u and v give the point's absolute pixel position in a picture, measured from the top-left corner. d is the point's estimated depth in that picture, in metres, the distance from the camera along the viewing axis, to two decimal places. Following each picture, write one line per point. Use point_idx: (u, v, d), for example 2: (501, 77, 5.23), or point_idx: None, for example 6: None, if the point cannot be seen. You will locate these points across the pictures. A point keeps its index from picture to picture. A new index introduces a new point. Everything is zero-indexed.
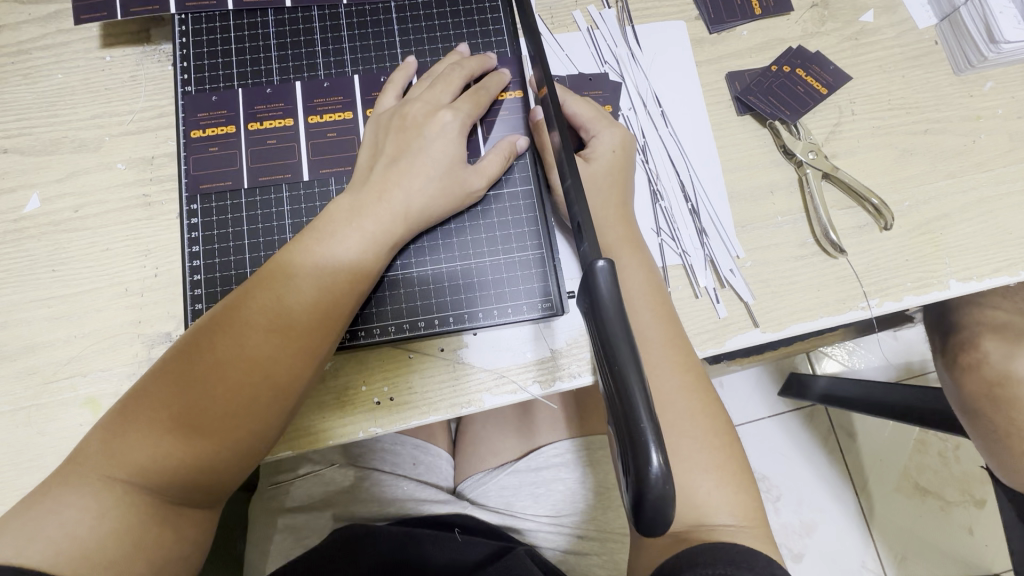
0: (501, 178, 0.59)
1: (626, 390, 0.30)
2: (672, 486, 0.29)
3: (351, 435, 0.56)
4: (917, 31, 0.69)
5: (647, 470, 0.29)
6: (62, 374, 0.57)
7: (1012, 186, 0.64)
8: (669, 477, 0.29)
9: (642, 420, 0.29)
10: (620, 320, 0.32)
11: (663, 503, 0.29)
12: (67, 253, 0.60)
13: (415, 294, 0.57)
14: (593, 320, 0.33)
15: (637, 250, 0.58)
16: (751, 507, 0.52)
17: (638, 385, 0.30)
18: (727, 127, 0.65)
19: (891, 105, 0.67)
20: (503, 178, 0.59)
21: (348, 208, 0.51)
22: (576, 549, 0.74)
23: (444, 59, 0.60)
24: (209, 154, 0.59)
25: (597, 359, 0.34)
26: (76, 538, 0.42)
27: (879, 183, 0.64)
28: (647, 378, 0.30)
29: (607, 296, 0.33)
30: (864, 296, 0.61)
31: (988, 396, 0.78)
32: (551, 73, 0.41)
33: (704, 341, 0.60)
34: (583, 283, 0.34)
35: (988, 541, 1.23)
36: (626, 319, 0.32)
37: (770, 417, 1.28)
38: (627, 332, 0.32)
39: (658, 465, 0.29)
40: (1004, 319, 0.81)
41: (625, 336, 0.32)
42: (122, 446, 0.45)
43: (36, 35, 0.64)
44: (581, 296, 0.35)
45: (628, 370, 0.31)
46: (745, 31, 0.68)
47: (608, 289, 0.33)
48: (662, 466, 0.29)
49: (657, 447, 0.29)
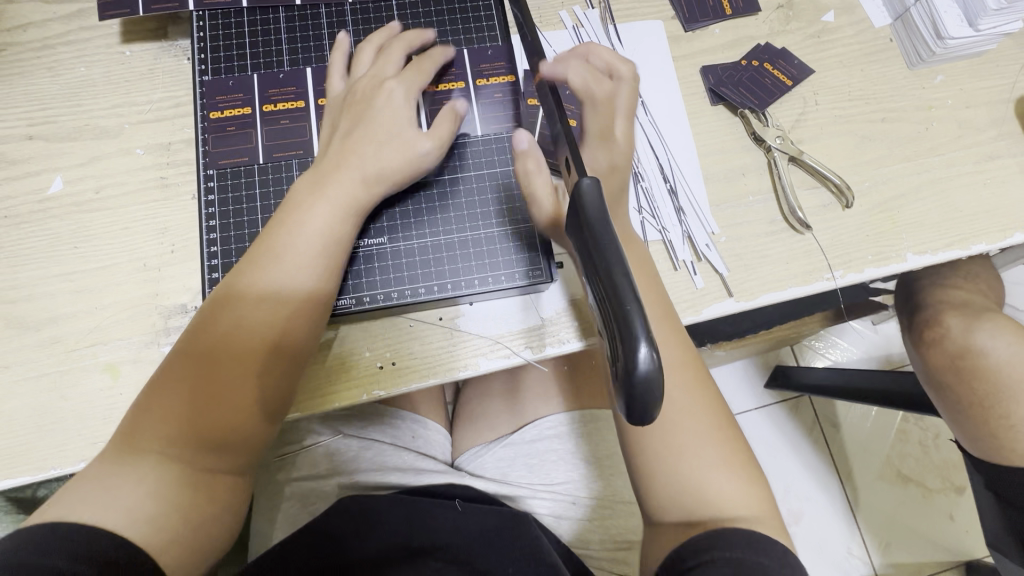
0: (453, 157, 0.64)
1: (620, 300, 0.31)
2: (662, 375, 0.30)
3: (355, 397, 0.60)
4: (873, 29, 0.75)
5: (636, 356, 0.30)
6: (84, 343, 0.61)
7: (962, 168, 0.70)
8: (658, 365, 0.30)
9: (633, 317, 0.31)
10: (603, 224, 0.35)
11: (652, 390, 0.30)
12: (88, 232, 0.64)
13: (415, 264, 0.62)
14: (579, 227, 0.36)
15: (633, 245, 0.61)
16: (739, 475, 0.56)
17: (622, 274, 0.32)
18: (702, 116, 0.71)
19: (851, 96, 0.73)
20: (456, 156, 0.64)
21: (315, 183, 0.56)
22: (574, 514, 0.79)
23: (375, 38, 0.65)
24: (226, 134, 0.64)
25: (588, 275, 0.35)
26: (121, 498, 0.46)
27: (841, 167, 0.70)
28: (635, 281, 0.32)
29: (590, 203, 0.36)
30: (829, 268, 0.66)
31: (952, 368, 0.83)
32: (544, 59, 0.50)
33: (683, 309, 0.65)
34: (572, 203, 0.37)
35: (969, 526, 1.28)
36: (618, 246, 0.34)
37: (756, 408, 1.33)
38: (614, 235, 0.35)
39: (646, 354, 0.30)
40: (963, 297, 0.88)
41: (612, 239, 0.34)
42: (144, 425, 0.49)
43: (60, 32, 0.69)
44: (569, 221, 0.38)
45: (615, 269, 0.33)
46: (717, 30, 0.74)
47: (592, 197, 0.36)
48: (651, 356, 0.30)
49: (647, 340, 0.30)
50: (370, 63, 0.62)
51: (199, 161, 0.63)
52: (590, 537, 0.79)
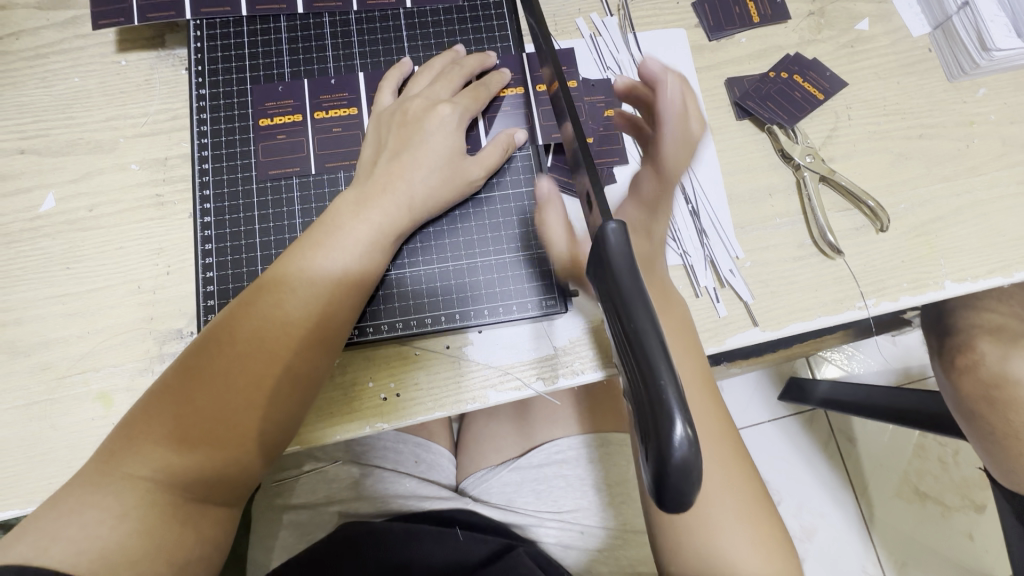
0: (492, 180, 0.61)
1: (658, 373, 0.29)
2: (699, 457, 0.28)
3: (357, 431, 0.57)
4: (911, 38, 0.70)
5: (671, 439, 0.28)
6: (76, 369, 0.58)
7: (1005, 189, 0.66)
8: (695, 447, 0.28)
9: (666, 391, 0.28)
10: (632, 276, 0.32)
11: (686, 476, 0.28)
12: (81, 252, 0.61)
13: (421, 292, 0.58)
14: (603, 282, 0.34)
15: (670, 303, 0.57)
16: (759, 524, 0.52)
17: (655, 339, 0.30)
18: (727, 131, 0.67)
19: (886, 111, 0.68)
20: (494, 180, 0.61)
21: (355, 202, 0.53)
22: (581, 545, 0.75)
23: (441, 57, 0.62)
24: (276, 142, 0.61)
25: (616, 340, 0.33)
26: (98, 538, 0.43)
27: (875, 187, 0.66)
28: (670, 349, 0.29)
29: (617, 254, 0.33)
30: (861, 296, 0.62)
31: (984, 397, 0.78)
32: (561, 70, 0.45)
33: (704, 340, 0.61)
34: (594, 249, 0.34)
35: (988, 546, 1.23)
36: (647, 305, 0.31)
37: (772, 421, 1.29)
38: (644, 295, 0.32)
39: (682, 434, 0.28)
40: (999, 321, 0.82)
41: (643, 299, 0.31)
42: (147, 445, 0.46)
43: (54, 40, 0.66)
44: (591, 265, 0.35)
45: (646, 333, 0.30)
46: (743, 39, 0.70)
47: (620, 250, 0.33)
48: (686, 436, 0.28)
49: (682, 420, 0.28)
50: (427, 84, 0.59)
51: (249, 172, 0.60)
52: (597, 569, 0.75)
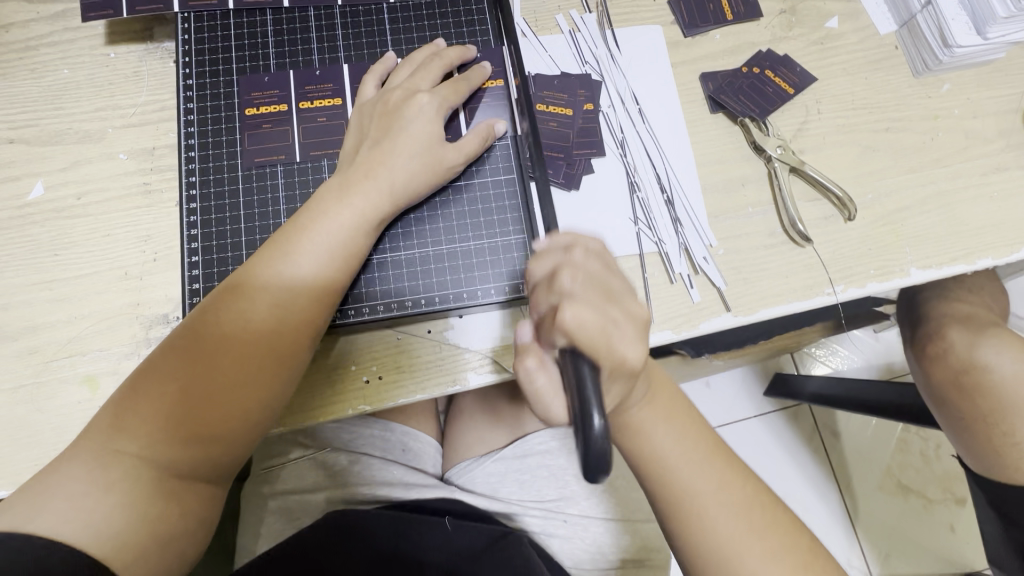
0: (471, 168, 0.63)
1: (579, 378, 0.39)
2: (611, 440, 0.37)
3: (341, 413, 0.59)
4: (878, 36, 0.73)
5: (592, 424, 0.37)
6: (62, 353, 0.59)
7: (968, 180, 0.68)
8: (609, 432, 0.37)
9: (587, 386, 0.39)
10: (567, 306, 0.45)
11: (603, 450, 0.37)
12: (69, 239, 0.62)
13: (403, 277, 0.60)
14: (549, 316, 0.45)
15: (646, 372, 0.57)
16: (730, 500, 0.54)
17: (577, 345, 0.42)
18: (701, 125, 0.69)
19: (854, 105, 0.71)
20: (473, 168, 0.63)
21: (338, 188, 0.54)
22: (564, 533, 0.77)
23: (423, 50, 0.63)
24: (261, 131, 0.62)
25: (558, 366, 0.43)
26: (83, 511, 0.44)
27: (843, 177, 0.68)
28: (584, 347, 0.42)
29: None
30: (830, 282, 0.64)
31: (954, 384, 0.80)
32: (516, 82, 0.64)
33: (679, 325, 0.63)
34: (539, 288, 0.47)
35: (969, 538, 1.26)
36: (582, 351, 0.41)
37: (756, 415, 1.31)
38: None
39: (599, 422, 0.37)
40: (968, 310, 0.85)
41: None
42: (133, 419, 0.47)
43: (43, 33, 0.67)
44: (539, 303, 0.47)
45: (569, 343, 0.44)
46: (717, 35, 0.72)
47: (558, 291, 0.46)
48: (603, 424, 0.37)
49: (599, 412, 0.37)
50: (407, 75, 0.61)
51: (235, 160, 0.61)
52: (581, 555, 0.77)
